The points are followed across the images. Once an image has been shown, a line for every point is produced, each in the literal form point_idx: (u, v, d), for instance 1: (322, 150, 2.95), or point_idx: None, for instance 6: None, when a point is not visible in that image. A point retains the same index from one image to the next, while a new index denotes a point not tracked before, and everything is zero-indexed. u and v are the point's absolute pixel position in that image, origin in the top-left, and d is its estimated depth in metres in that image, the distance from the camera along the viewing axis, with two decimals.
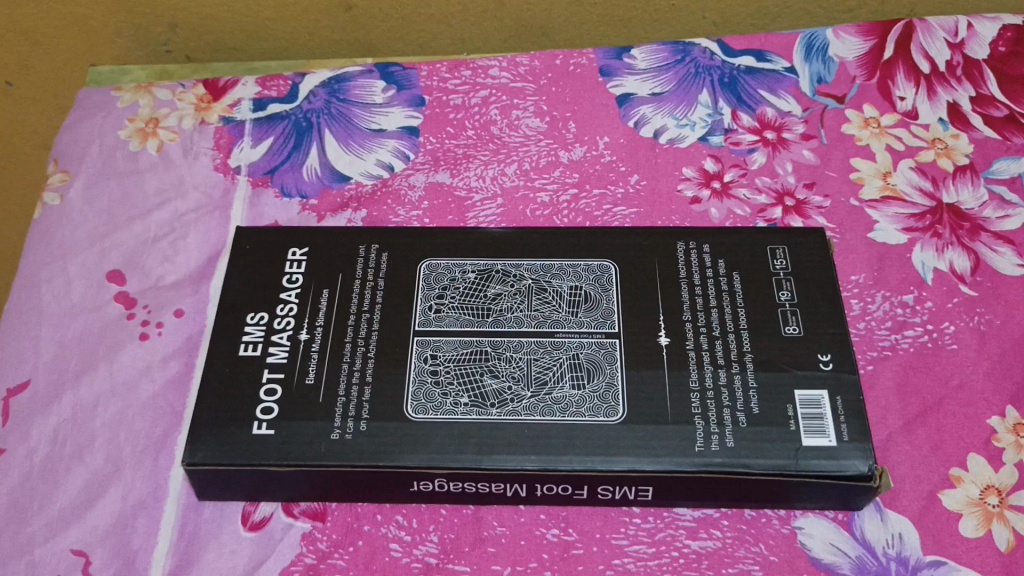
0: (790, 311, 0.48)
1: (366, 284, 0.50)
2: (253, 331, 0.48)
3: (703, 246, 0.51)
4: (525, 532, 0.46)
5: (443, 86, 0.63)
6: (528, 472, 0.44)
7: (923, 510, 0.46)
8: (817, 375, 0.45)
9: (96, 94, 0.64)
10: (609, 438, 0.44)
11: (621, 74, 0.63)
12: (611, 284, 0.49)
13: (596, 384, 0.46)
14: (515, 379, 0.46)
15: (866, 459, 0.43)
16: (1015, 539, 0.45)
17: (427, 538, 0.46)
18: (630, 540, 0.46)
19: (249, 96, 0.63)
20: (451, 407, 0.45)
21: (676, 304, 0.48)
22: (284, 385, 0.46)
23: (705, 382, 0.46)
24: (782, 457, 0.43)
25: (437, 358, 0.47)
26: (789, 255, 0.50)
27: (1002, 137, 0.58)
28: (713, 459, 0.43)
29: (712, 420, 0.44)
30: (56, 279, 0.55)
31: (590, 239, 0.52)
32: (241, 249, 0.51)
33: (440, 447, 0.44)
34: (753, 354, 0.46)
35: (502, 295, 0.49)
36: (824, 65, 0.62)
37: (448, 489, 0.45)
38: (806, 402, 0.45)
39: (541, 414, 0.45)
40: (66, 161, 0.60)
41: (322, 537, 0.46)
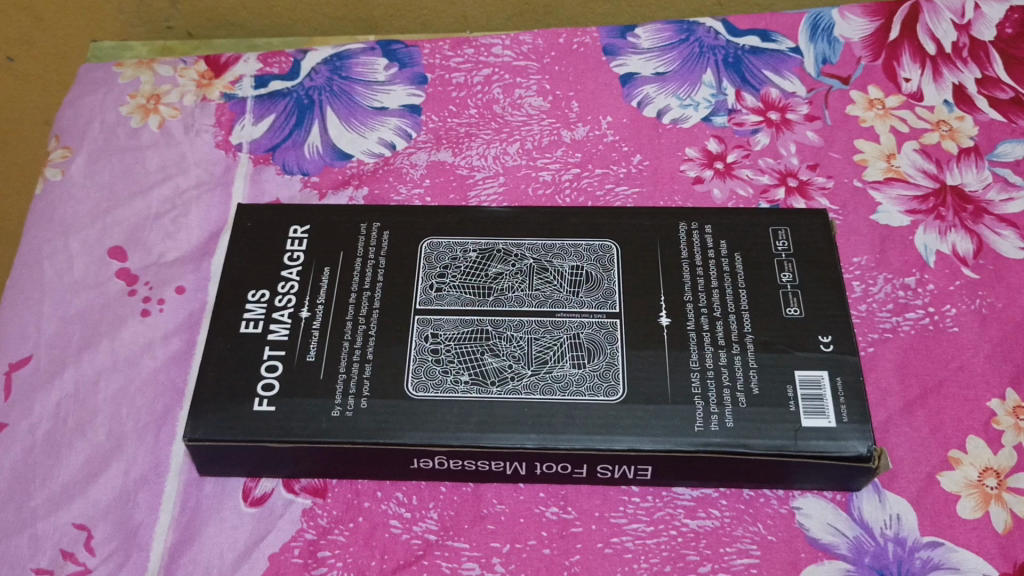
0: (792, 293, 0.48)
1: (368, 262, 0.50)
2: (253, 308, 0.48)
3: (705, 226, 0.51)
4: (524, 509, 0.46)
5: (445, 64, 0.63)
6: (528, 450, 0.44)
7: (921, 492, 0.46)
8: (818, 356, 0.46)
9: (98, 69, 0.63)
10: (610, 417, 0.44)
11: (624, 53, 0.62)
12: (612, 263, 0.49)
13: (596, 364, 0.46)
14: (516, 358, 0.46)
15: (865, 440, 0.43)
16: (1013, 521, 0.45)
17: (427, 515, 0.46)
18: (629, 519, 0.46)
19: (251, 73, 0.62)
20: (451, 385, 0.46)
21: (677, 285, 0.48)
22: (285, 362, 0.46)
23: (705, 362, 0.46)
24: (781, 438, 0.43)
25: (437, 337, 0.47)
26: (792, 236, 0.50)
27: (1007, 120, 0.57)
28: (712, 439, 0.43)
29: (712, 400, 0.44)
30: (58, 255, 0.55)
31: (591, 219, 0.51)
32: (242, 226, 0.51)
33: (440, 425, 0.44)
34: (753, 336, 0.46)
35: (503, 275, 0.49)
36: (829, 45, 0.61)
37: (447, 467, 0.46)
38: (806, 383, 0.45)
39: (541, 393, 0.45)
40: (68, 137, 0.60)
41: (323, 513, 0.47)
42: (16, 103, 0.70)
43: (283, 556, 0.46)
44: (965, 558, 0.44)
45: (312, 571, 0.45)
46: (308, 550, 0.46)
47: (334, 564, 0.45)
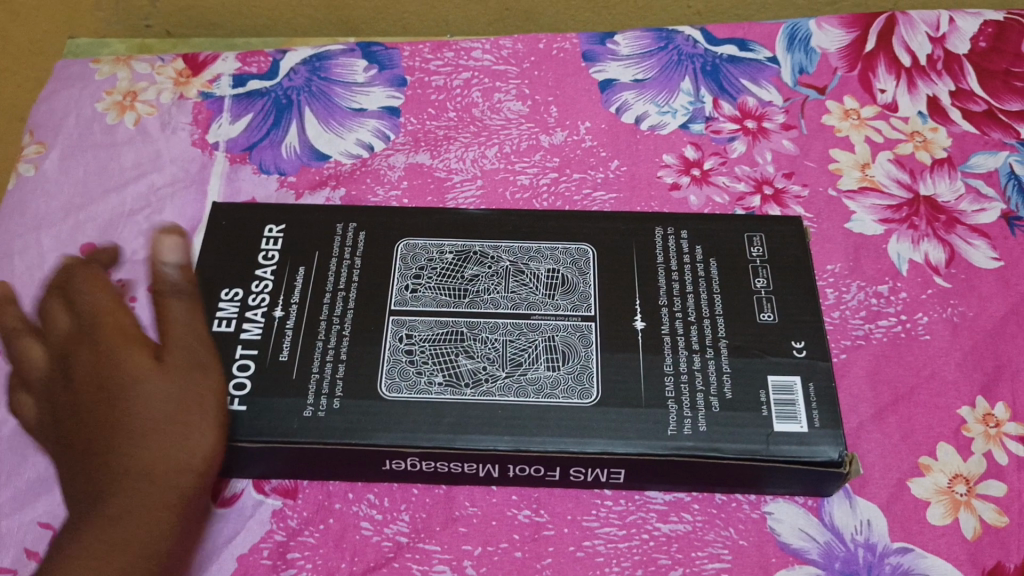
0: (766, 299, 0.48)
1: (343, 263, 0.50)
2: (226, 307, 0.48)
3: (680, 231, 0.51)
4: (497, 512, 0.46)
5: (425, 67, 0.63)
6: (502, 451, 0.44)
7: (892, 498, 0.46)
8: (791, 362, 0.46)
9: (74, 65, 0.63)
10: (584, 421, 0.44)
11: (604, 59, 0.63)
12: (589, 267, 0.50)
13: (570, 366, 0.46)
14: (490, 360, 0.46)
15: (836, 445, 0.43)
16: (983, 527, 0.45)
17: (399, 517, 0.46)
18: (601, 522, 0.46)
19: (229, 71, 0.62)
20: (425, 386, 0.45)
21: (652, 290, 0.49)
22: (257, 361, 0.46)
23: (680, 365, 0.46)
24: (754, 442, 0.43)
25: (411, 338, 0.47)
26: (766, 242, 0.50)
27: (980, 132, 0.58)
28: (685, 443, 0.44)
29: (686, 403, 0.45)
30: (30, 251, 0.54)
31: (566, 222, 0.52)
32: (217, 225, 0.51)
33: (413, 426, 0.44)
34: (727, 340, 0.46)
35: (479, 277, 0.49)
36: (805, 56, 0.62)
37: (419, 468, 0.45)
38: (778, 387, 0.45)
39: (516, 395, 0.45)
40: (42, 132, 0.59)
41: (293, 514, 0.46)
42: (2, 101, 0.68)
43: (252, 557, 0.45)
44: (934, 564, 0.44)
45: (281, 572, 0.45)
46: (277, 552, 0.45)
47: (303, 566, 0.45)
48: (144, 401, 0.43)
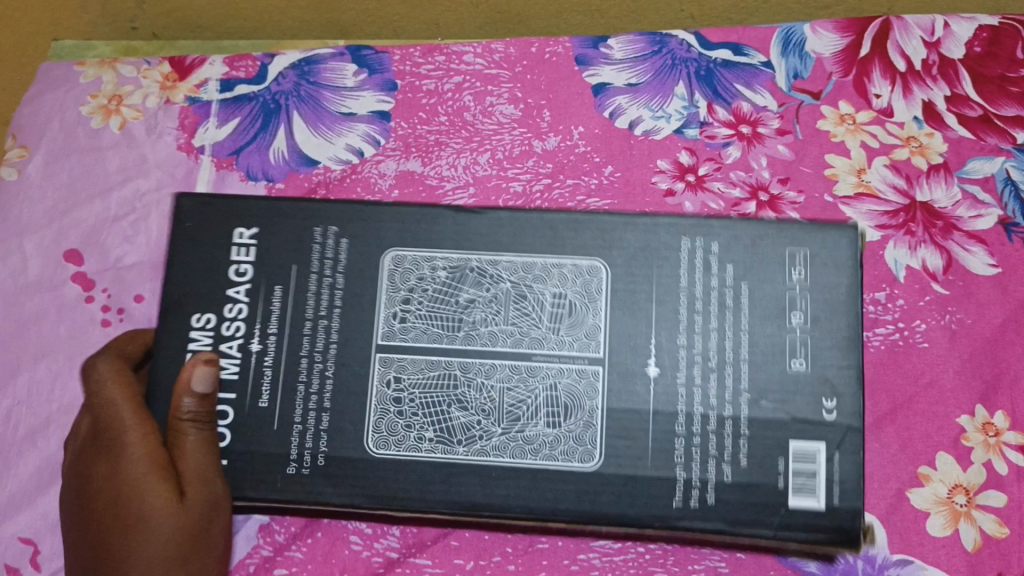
0: (801, 340, 0.46)
1: (322, 280, 0.47)
2: (200, 337, 0.47)
3: (712, 244, 0.47)
4: (491, 525, 0.47)
5: (415, 71, 0.61)
6: (492, 516, 0.45)
7: (891, 508, 0.46)
8: (812, 423, 0.45)
9: (58, 68, 0.61)
10: (582, 486, 0.45)
11: (597, 63, 0.61)
12: (600, 295, 0.47)
13: (571, 425, 0.45)
14: (484, 413, 0.46)
15: (853, 519, 0.44)
16: (983, 538, 0.46)
17: (389, 532, 0.47)
18: (597, 535, 0.47)
19: (215, 77, 0.60)
20: (414, 443, 0.45)
21: (671, 324, 0.46)
22: (235, 406, 0.46)
23: (692, 426, 0.45)
24: (762, 518, 0.44)
25: (400, 383, 0.46)
26: (809, 267, 0.47)
27: (977, 137, 0.57)
28: (679, 514, 0.44)
29: (696, 480, 0.45)
30: (13, 257, 0.55)
31: (583, 232, 0.48)
32: (180, 226, 0.48)
33: (405, 490, 0.45)
34: (748, 395, 0.45)
35: (474, 302, 0.47)
36: (801, 60, 0.60)
37: (406, 515, 0.46)
38: (801, 455, 0.44)
39: (510, 455, 0.45)
40: (25, 135, 0.58)
41: (279, 529, 0.48)
42: None
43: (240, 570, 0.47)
44: None
45: None
46: (264, 567, 0.47)
47: None
48: (150, 500, 0.43)
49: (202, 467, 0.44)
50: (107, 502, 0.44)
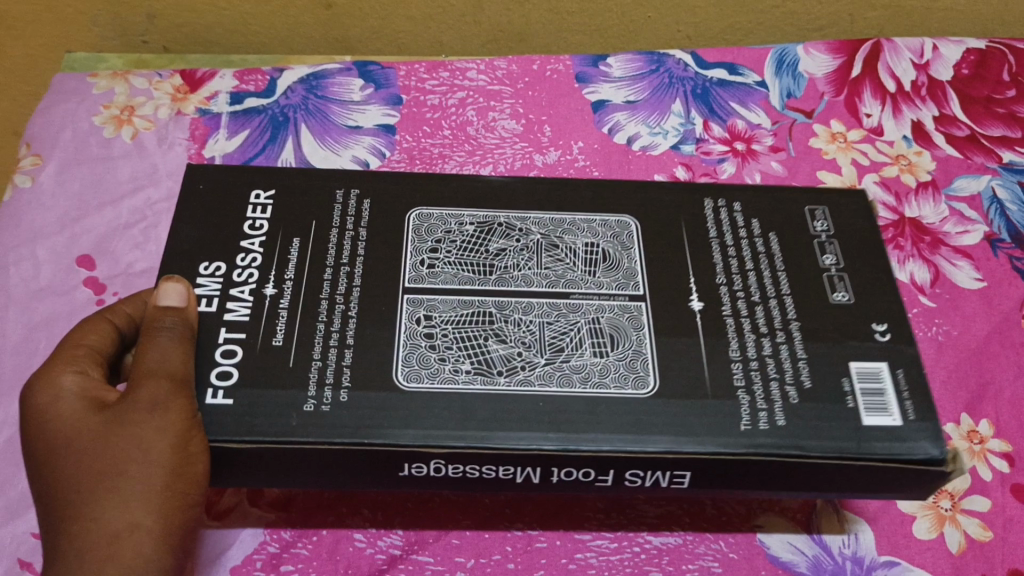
0: (839, 276, 0.45)
1: (346, 234, 0.46)
2: (207, 283, 0.43)
3: (734, 202, 0.48)
4: (490, 525, 0.47)
5: (420, 86, 0.64)
6: (549, 452, 0.39)
7: (879, 511, 0.47)
8: (866, 346, 0.42)
9: (71, 79, 0.63)
10: (642, 414, 0.40)
11: (597, 81, 0.64)
12: (634, 243, 0.47)
13: (620, 352, 0.42)
14: (525, 345, 0.42)
15: (936, 443, 0.39)
16: (967, 542, 0.46)
17: (393, 531, 0.47)
18: (593, 535, 0.47)
19: (226, 89, 0.63)
20: (450, 375, 0.41)
21: (708, 267, 0.45)
22: (245, 347, 0.41)
23: (747, 353, 0.42)
24: (844, 440, 0.39)
25: (431, 320, 0.43)
26: (829, 216, 0.48)
27: (964, 155, 0.59)
28: (762, 440, 0.39)
29: (759, 395, 0.40)
30: (25, 262, 0.55)
31: (604, 193, 0.49)
32: (194, 188, 0.47)
33: (435, 424, 0.39)
34: (799, 323, 0.43)
35: (505, 251, 0.46)
36: (793, 81, 0.63)
37: (444, 474, 0.40)
38: (864, 375, 0.41)
39: (557, 384, 0.41)
40: (39, 144, 0.60)
41: (286, 527, 0.46)
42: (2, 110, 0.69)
43: (244, 569, 0.45)
44: None
45: None
46: (270, 563, 0.45)
47: None
48: (109, 437, 0.36)
49: (169, 368, 0.38)
50: (50, 451, 0.37)
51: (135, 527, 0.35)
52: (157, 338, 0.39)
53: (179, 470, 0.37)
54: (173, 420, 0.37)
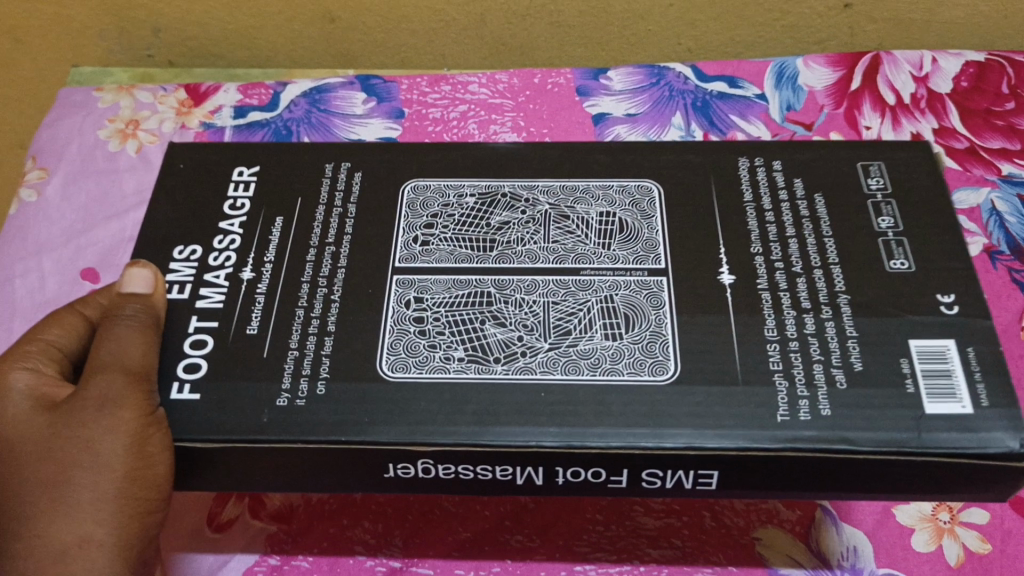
0: (896, 241, 0.42)
1: (333, 210, 0.46)
2: (181, 268, 0.43)
3: (773, 161, 0.47)
4: (490, 537, 0.48)
5: (422, 100, 0.64)
6: (547, 449, 0.38)
7: (877, 524, 0.47)
8: (928, 323, 0.39)
9: (78, 93, 0.64)
10: (660, 403, 0.38)
11: (598, 94, 0.64)
12: (655, 210, 0.45)
13: (636, 335, 0.40)
14: (527, 328, 0.41)
15: (1013, 431, 0.36)
16: (965, 554, 0.46)
17: (391, 543, 0.48)
18: (593, 548, 0.47)
19: (230, 103, 0.63)
20: (441, 364, 0.40)
21: (743, 235, 0.44)
22: (217, 336, 0.41)
23: (786, 331, 0.40)
24: (901, 430, 0.37)
25: (421, 303, 0.42)
26: (885, 170, 0.46)
27: (963, 167, 0.60)
28: (804, 433, 0.37)
29: (799, 380, 0.38)
30: (31, 275, 0.55)
31: (621, 159, 0.48)
32: (173, 167, 0.48)
33: (422, 418, 0.38)
34: (848, 297, 0.41)
35: (509, 223, 0.45)
36: (793, 93, 0.64)
37: (434, 474, 0.39)
38: (927, 354, 0.38)
39: (562, 372, 0.40)
40: (45, 158, 0.61)
41: (287, 537, 0.48)
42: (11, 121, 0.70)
43: None
44: None
45: None
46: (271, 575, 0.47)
47: None
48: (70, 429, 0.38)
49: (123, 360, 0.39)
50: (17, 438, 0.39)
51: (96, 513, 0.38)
52: (118, 329, 0.39)
53: (135, 473, 0.38)
54: (129, 419, 0.38)
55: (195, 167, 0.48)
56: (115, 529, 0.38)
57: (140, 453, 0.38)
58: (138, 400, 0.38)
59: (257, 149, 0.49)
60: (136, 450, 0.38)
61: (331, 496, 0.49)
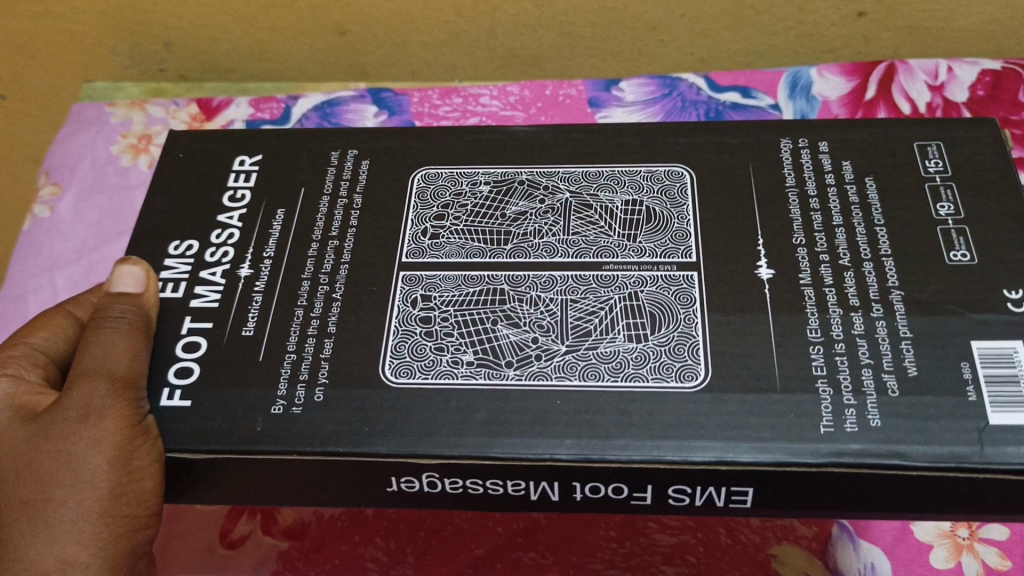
0: (957, 230, 0.42)
1: (337, 202, 0.46)
2: (175, 265, 0.44)
3: (818, 142, 0.46)
4: (503, 554, 0.48)
5: (433, 112, 0.64)
6: (562, 462, 0.37)
7: (896, 540, 0.47)
8: (991, 323, 0.39)
9: (91, 108, 0.66)
10: (690, 414, 0.38)
11: (610, 106, 0.64)
12: (686, 199, 0.45)
13: (662, 336, 0.40)
14: (542, 330, 0.41)
15: None
16: (984, 571, 0.46)
17: (403, 560, 0.48)
18: (606, 565, 0.47)
19: (242, 117, 0.64)
20: (449, 368, 0.40)
21: (786, 224, 0.43)
22: (211, 338, 0.41)
23: (832, 332, 0.39)
24: (960, 445, 0.36)
25: (429, 302, 0.42)
26: (943, 153, 0.45)
27: None
28: (850, 446, 0.36)
29: (846, 388, 0.37)
30: (44, 290, 0.58)
31: (652, 141, 0.47)
32: (175, 158, 0.48)
33: (429, 426, 0.38)
34: (901, 293, 0.40)
35: (524, 214, 0.45)
36: (807, 103, 0.63)
37: (440, 489, 0.39)
38: (994, 356, 0.38)
39: (579, 377, 0.39)
40: (58, 173, 0.63)
41: (299, 554, 0.48)
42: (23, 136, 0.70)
43: None
44: None
45: None
46: None
47: None
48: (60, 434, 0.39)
49: (109, 364, 0.39)
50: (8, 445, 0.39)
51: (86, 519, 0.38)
52: (105, 333, 0.39)
53: (121, 490, 0.38)
54: (116, 428, 0.38)
55: (200, 172, 0.47)
56: (99, 550, 0.39)
57: (127, 469, 0.38)
58: (125, 410, 0.38)
59: (274, 140, 0.48)
60: (122, 464, 0.38)
61: (343, 513, 0.49)
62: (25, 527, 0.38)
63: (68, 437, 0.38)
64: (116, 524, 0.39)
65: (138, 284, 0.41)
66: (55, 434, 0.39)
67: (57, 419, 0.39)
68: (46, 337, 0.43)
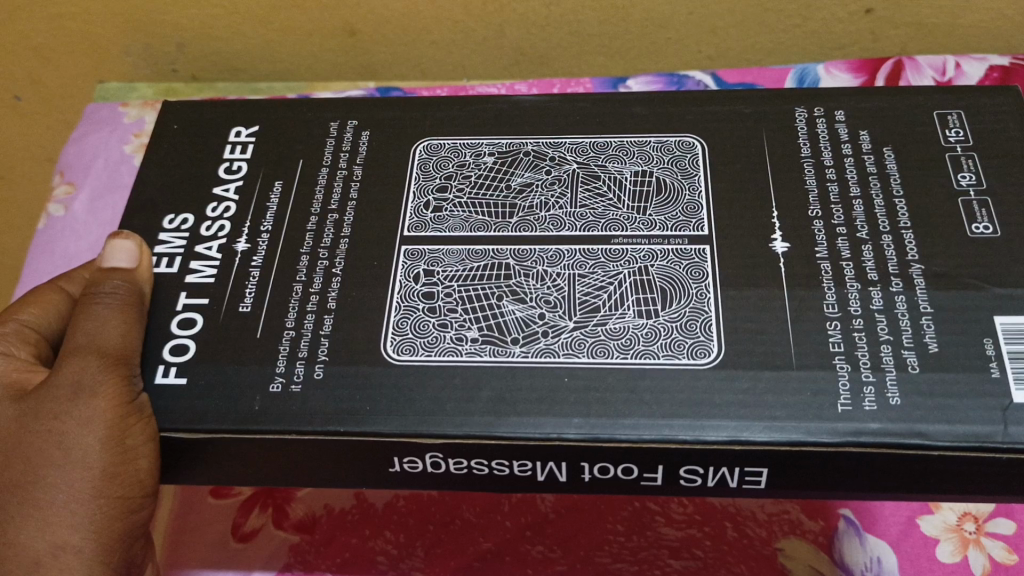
0: (979, 203, 0.42)
1: (337, 172, 0.46)
2: (171, 240, 0.44)
3: (835, 111, 0.46)
4: (511, 547, 0.48)
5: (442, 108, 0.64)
6: (571, 442, 0.37)
7: (902, 535, 0.47)
8: (1014, 297, 0.39)
9: (104, 108, 0.67)
10: (701, 391, 0.38)
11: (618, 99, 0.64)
12: (698, 171, 0.45)
13: (673, 312, 0.40)
14: (548, 305, 0.41)
15: None
16: (991, 564, 0.46)
17: (413, 553, 0.48)
18: (614, 558, 0.47)
19: None
20: (453, 345, 0.40)
21: (801, 197, 0.43)
22: (207, 314, 0.42)
23: (849, 309, 0.39)
24: (981, 425, 0.36)
25: (432, 276, 0.42)
26: (963, 122, 0.45)
27: None
28: (869, 426, 0.36)
29: (864, 365, 0.38)
30: None
31: (661, 113, 0.47)
32: (168, 129, 0.48)
33: (437, 407, 0.38)
34: (921, 267, 0.40)
35: (530, 185, 0.45)
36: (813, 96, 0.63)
37: (445, 469, 0.39)
38: (1011, 334, 0.38)
39: (586, 354, 0.39)
40: (71, 173, 0.65)
41: (309, 548, 0.49)
42: (36, 139, 0.71)
43: None
44: None
45: None
46: None
47: None
48: (51, 411, 0.39)
49: (100, 339, 0.39)
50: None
51: (79, 498, 0.39)
52: (98, 308, 0.40)
53: (113, 469, 0.39)
54: (108, 406, 0.38)
55: (205, 151, 0.48)
56: (91, 533, 0.39)
57: (120, 447, 0.38)
58: (116, 385, 0.39)
59: (280, 113, 0.49)
60: (116, 443, 0.38)
61: (353, 506, 0.50)
62: (14, 508, 0.39)
63: (59, 416, 0.39)
64: (110, 505, 0.40)
65: (131, 260, 0.42)
66: (44, 412, 0.39)
67: (47, 397, 0.40)
68: (37, 313, 0.44)
